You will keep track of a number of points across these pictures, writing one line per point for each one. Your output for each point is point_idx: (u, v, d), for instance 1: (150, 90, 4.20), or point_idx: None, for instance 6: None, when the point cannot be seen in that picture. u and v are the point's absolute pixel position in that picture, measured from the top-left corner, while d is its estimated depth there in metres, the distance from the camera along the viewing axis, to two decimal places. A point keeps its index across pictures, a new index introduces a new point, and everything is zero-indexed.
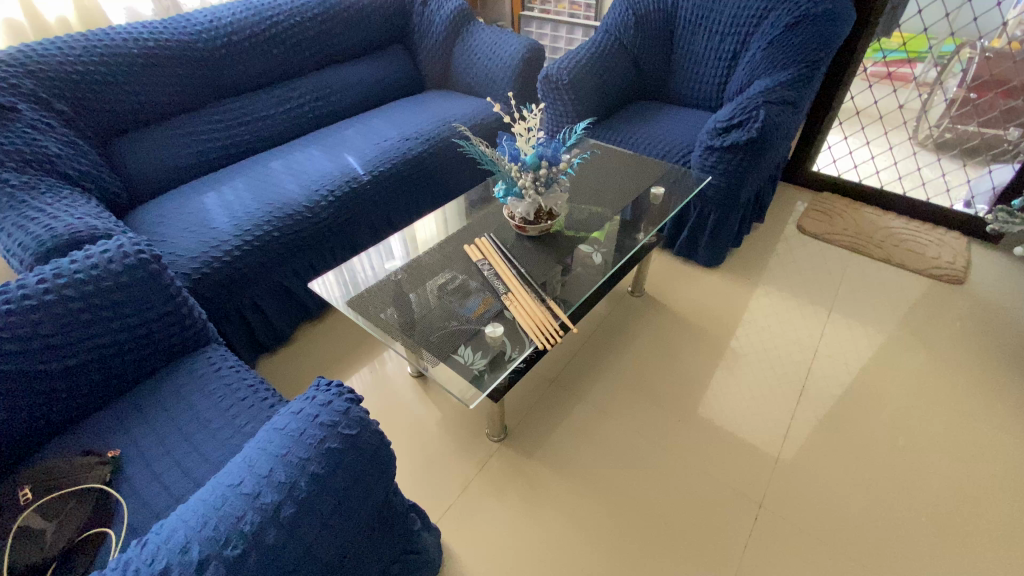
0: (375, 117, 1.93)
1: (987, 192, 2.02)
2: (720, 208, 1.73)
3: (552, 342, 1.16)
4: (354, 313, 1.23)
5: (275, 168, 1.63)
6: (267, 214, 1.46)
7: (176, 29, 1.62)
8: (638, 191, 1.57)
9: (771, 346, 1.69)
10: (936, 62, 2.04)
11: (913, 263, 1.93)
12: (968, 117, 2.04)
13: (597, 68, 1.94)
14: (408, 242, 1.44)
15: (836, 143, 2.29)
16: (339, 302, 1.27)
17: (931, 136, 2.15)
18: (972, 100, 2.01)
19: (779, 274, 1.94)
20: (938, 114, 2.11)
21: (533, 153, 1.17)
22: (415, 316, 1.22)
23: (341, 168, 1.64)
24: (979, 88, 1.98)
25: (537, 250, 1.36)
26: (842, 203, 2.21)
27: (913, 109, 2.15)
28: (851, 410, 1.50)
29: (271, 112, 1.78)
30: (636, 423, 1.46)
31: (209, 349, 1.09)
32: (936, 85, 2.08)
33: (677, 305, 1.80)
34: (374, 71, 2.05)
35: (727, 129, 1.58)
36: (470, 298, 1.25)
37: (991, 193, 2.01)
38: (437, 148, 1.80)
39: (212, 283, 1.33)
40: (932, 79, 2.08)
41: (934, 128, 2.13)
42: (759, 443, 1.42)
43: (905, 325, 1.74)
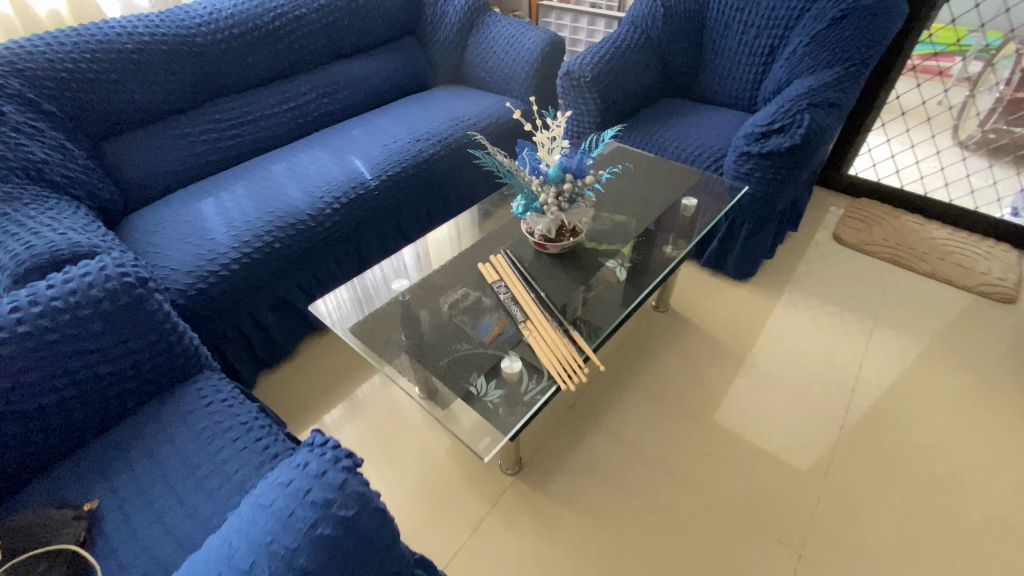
0: (383, 115, 1.82)
1: None
2: (753, 219, 1.60)
3: (576, 380, 1.03)
4: (355, 341, 1.13)
5: (277, 171, 1.54)
6: (269, 224, 1.37)
7: (173, 21, 1.51)
8: (668, 203, 1.45)
9: (807, 368, 1.55)
10: (977, 57, 1.90)
11: (961, 279, 1.78)
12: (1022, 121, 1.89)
13: (622, 64, 1.80)
14: (422, 256, 1.33)
15: (877, 146, 2.12)
16: (339, 328, 1.16)
17: (973, 137, 2.01)
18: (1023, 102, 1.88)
19: (815, 288, 1.81)
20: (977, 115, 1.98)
21: (557, 165, 1.05)
22: (424, 341, 1.13)
23: (347, 172, 1.54)
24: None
25: (557, 271, 1.24)
26: (882, 210, 2.06)
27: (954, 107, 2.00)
28: (898, 441, 1.37)
29: (274, 111, 1.68)
30: (660, 454, 1.35)
31: (201, 378, 1.00)
32: (980, 79, 1.93)
33: (703, 322, 1.69)
34: (384, 65, 1.94)
35: (766, 134, 1.45)
36: (483, 319, 1.17)
37: None
38: (450, 151, 1.68)
39: (208, 300, 1.25)
40: (973, 75, 1.94)
41: (977, 130, 1.99)
42: (796, 480, 1.30)
43: (955, 348, 1.60)
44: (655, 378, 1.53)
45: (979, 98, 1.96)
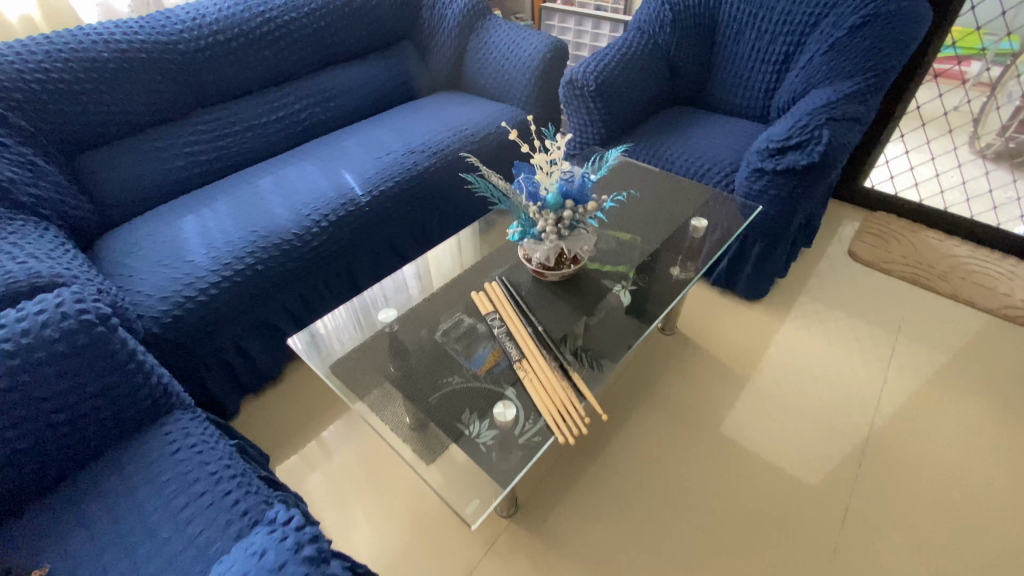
0: (376, 125, 1.74)
1: None
2: (766, 237, 1.51)
3: (577, 431, 0.95)
4: (335, 382, 1.05)
5: (263, 187, 1.46)
6: (251, 244, 1.29)
7: (153, 28, 1.45)
8: (677, 223, 1.36)
9: (822, 400, 1.47)
10: (994, 62, 1.80)
11: (983, 301, 1.69)
12: None
13: (627, 71, 1.71)
14: (422, 280, 1.25)
15: (895, 157, 2.03)
16: (320, 368, 1.08)
17: (992, 145, 1.93)
18: None
19: (830, 309, 1.72)
20: (995, 121, 1.89)
21: (556, 191, 0.97)
22: (412, 378, 1.04)
23: (336, 187, 1.46)
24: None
25: (556, 301, 1.15)
26: (899, 225, 1.97)
27: (970, 113, 1.92)
28: (914, 484, 1.30)
29: (261, 121, 1.61)
30: (665, 493, 1.27)
31: (170, 420, 0.93)
32: (999, 86, 1.84)
33: (712, 346, 1.60)
34: (379, 72, 1.86)
35: (782, 150, 1.36)
36: (476, 354, 1.08)
37: None
38: (446, 163, 1.60)
39: (184, 328, 1.18)
40: (991, 80, 1.84)
41: (996, 137, 1.91)
42: (809, 524, 1.22)
43: (977, 378, 1.52)
44: (661, 407, 1.45)
45: (1000, 105, 1.87)
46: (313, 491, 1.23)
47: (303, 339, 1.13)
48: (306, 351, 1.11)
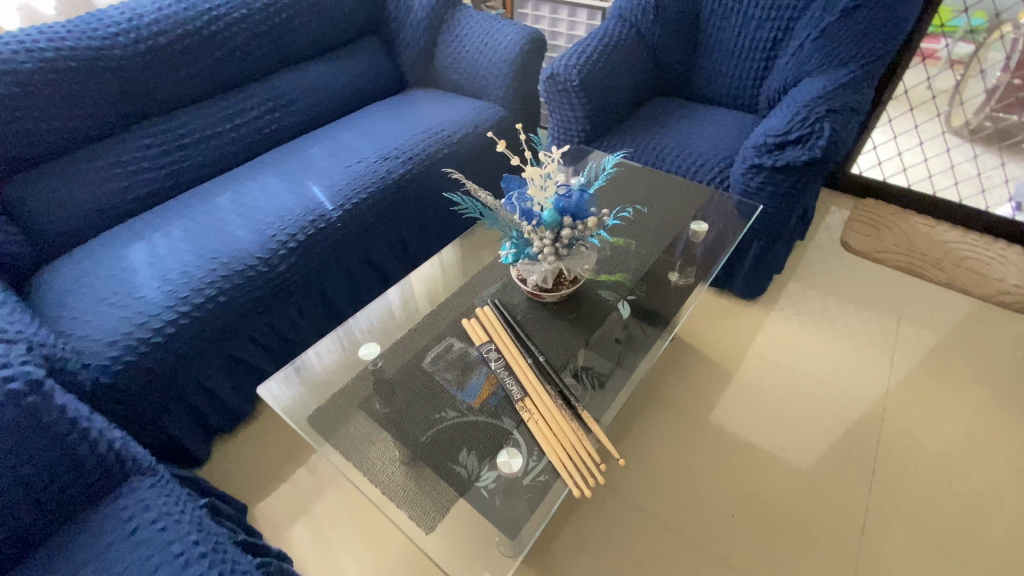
0: (344, 129, 1.61)
1: None
2: (765, 234, 1.44)
3: (591, 474, 0.87)
4: (314, 436, 0.94)
5: (222, 206, 1.33)
6: (210, 272, 1.16)
7: (84, 32, 1.29)
8: (677, 229, 1.27)
9: (828, 403, 1.42)
10: (966, 39, 1.79)
11: (978, 288, 1.67)
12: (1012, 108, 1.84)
13: (610, 63, 1.62)
14: (407, 308, 1.14)
15: (883, 143, 2.01)
16: (295, 419, 0.97)
17: (967, 125, 1.93)
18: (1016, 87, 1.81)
19: (826, 303, 1.67)
20: (975, 102, 1.89)
21: (551, 209, 0.87)
22: (402, 423, 0.93)
23: (303, 202, 1.33)
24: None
25: (555, 324, 1.06)
26: (888, 212, 1.94)
27: (946, 90, 1.89)
28: (932, 488, 1.25)
29: (215, 131, 1.47)
30: (676, 519, 1.20)
31: (126, 490, 0.85)
32: (970, 64, 1.84)
33: (711, 350, 1.54)
34: (343, 71, 1.72)
35: (781, 145, 1.28)
36: (470, 385, 0.98)
37: None
38: (422, 169, 1.48)
39: (139, 374, 1.05)
40: (966, 57, 1.82)
41: (972, 117, 1.91)
42: (825, 538, 1.17)
43: (979, 368, 1.48)
44: (665, 421, 1.38)
45: (975, 81, 1.87)
46: (297, 542, 1.12)
47: (272, 389, 1.01)
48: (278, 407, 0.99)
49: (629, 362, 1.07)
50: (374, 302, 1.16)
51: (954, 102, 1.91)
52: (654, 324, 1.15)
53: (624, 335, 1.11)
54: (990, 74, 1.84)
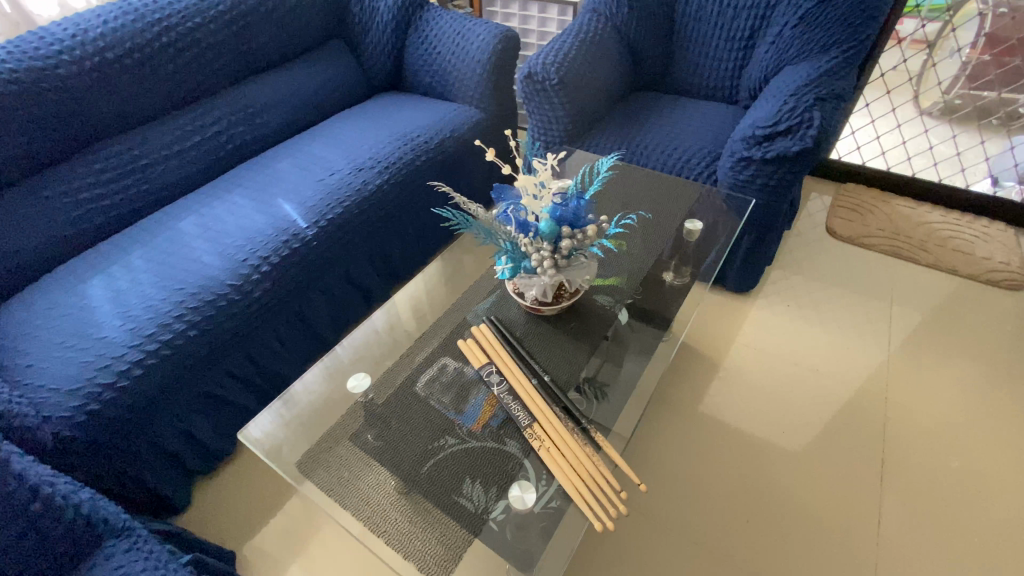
0: (312, 140, 1.52)
1: (1010, 169, 1.89)
2: (759, 226, 1.41)
3: (610, 501, 0.81)
4: (307, 482, 0.87)
5: (186, 232, 1.23)
6: (178, 305, 1.07)
7: (23, 50, 1.19)
8: (671, 228, 1.24)
9: (835, 393, 1.39)
10: (928, 18, 1.81)
11: (966, 267, 1.68)
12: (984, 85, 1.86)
13: (588, 59, 1.57)
14: (397, 332, 1.07)
15: (862, 127, 2.05)
16: (283, 466, 0.89)
17: (939, 103, 1.94)
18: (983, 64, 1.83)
19: (818, 290, 1.66)
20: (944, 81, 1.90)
21: (549, 218, 0.82)
22: (401, 457, 0.86)
23: (275, 221, 1.24)
24: (998, 51, 1.79)
25: (557, 338, 1.01)
26: (869, 196, 1.95)
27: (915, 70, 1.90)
28: (949, 473, 1.23)
29: (174, 150, 1.38)
30: (691, 527, 1.16)
31: (103, 551, 0.80)
32: (938, 44, 1.85)
33: (709, 348, 1.51)
34: (309, 79, 1.64)
35: (770, 136, 1.24)
36: (469, 407, 0.92)
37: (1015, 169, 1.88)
38: (401, 179, 1.41)
39: (107, 424, 0.96)
40: (929, 37, 1.84)
41: (943, 96, 1.92)
42: (845, 534, 1.14)
43: (976, 346, 1.48)
44: (670, 425, 1.34)
45: (941, 63, 1.88)
46: None
47: (254, 436, 0.92)
48: (264, 455, 0.90)
49: (615, 359, 1.06)
50: (360, 327, 1.08)
51: (920, 87, 1.93)
52: (651, 324, 1.12)
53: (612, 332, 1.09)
54: (957, 54, 1.86)
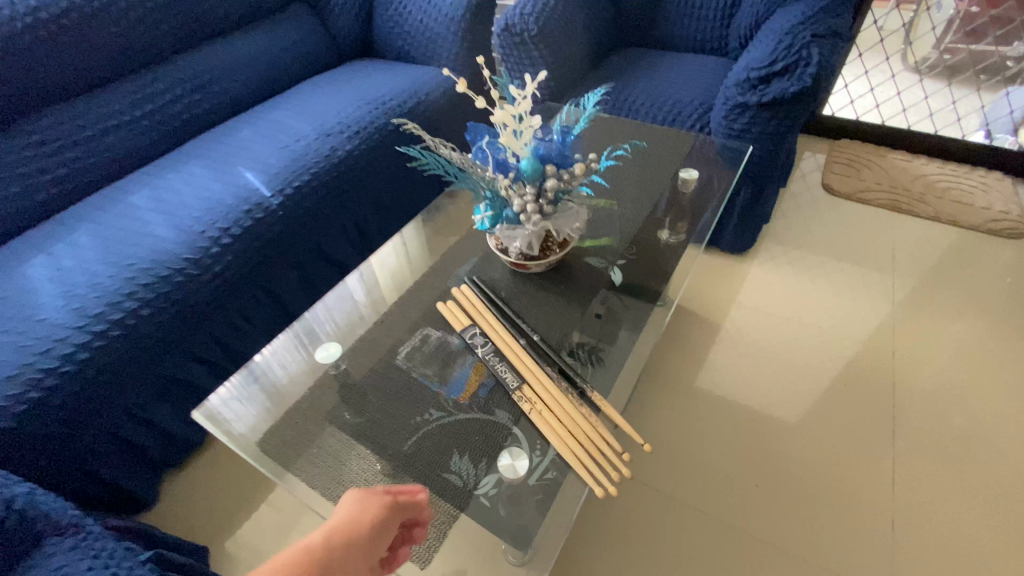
0: (277, 107, 1.41)
1: (1005, 118, 1.82)
2: (755, 179, 1.34)
3: (613, 466, 0.74)
4: (275, 469, 0.78)
5: (139, 204, 1.13)
6: (128, 282, 0.97)
7: None
8: (664, 181, 1.16)
9: (839, 351, 1.33)
10: None
11: (966, 218, 1.62)
12: (972, 36, 1.85)
13: (570, 10, 1.47)
14: (370, 298, 0.97)
15: (853, 82, 1.99)
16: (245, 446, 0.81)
17: (929, 59, 1.92)
18: (974, 15, 1.81)
19: (816, 249, 1.60)
20: (932, 38, 1.89)
21: (530, 155, 0.73)
22: (379, 430, 0.78)
23: (234, 191, 1.14)
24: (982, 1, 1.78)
25: (546, 298, 0.93)
26: (864, 151, 1.89)
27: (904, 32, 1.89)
28: (959, 426, 1.17)
29: (123, 120, 1.27)
30: (695, 494, 1.10)
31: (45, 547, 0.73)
32: None
33: (707, 312, 1.44)
34: (270, 43, 1.52)
35: (765, 79, 1.16)
36: (454, 375, 0.83)
37: (1009, 118, 1.81)
38: (373, 143, 1.31)
39: (53, 413, 0.87)
40: None
41: (933, 51, 1.91)
42: (858, 495, 1.08)
43: (981, 297, 1.43)
44: (669, 391, 1.27)
45: (930, 14, 1.85)
46: None
47: (209, 417, 0.82)
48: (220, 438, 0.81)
49: (608, 337, 0.93)
50: (330, 292, 0.97)
51: (909, 39, 1.91)
52: (639, 297, 1.00)
53: (603, 308, 0.96)
54: (945, 6, 1.83)
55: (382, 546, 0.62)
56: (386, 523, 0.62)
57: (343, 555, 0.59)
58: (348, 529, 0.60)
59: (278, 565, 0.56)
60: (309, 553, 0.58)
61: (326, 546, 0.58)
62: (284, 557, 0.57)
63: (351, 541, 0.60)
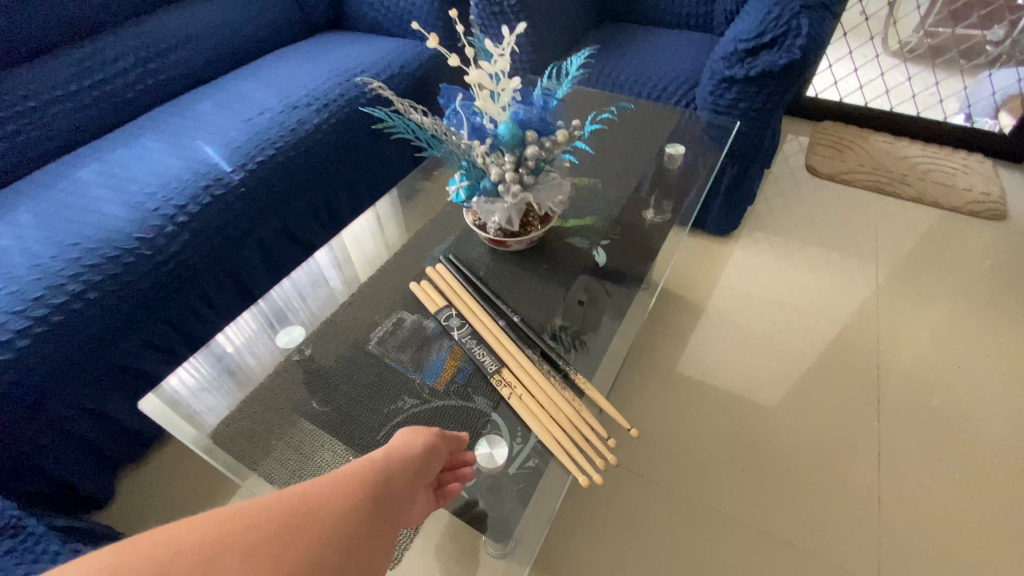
0: (240, 79, 1.33)
1: (986, 100, 1.81)
2: (741, 157, 1.31)
3: (598, 451, 0.69)
4: (235, 470, 0.72)
5: (87, 180, 1.04)
6: (72, 264, 0.89)
7: None
8: (650, 157, 1.11)
9: (824, 332, 1.32)
10: None
11: (948, 199, 1.62)
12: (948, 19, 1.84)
13: None
14: (341, 278, 0.91)
15: (838, 61, 1.98)
16: (198, 434, 0.74)
17: (909, 43, 1.91)
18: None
19: (801, 231, 1.58)
20: (913, 21, 1.88)
21: (509, 120, 0.67)
22: (348, 418, 0.72)
23: (192, 166, 1.06)
24: None
25: (527, 278, 0.88)
26: (847, 133, 1.88)
27: (885, 14, 1.88)
28: (944, 406, 1.17)
29: (70, 90, 1.17)
30: (682, 480, 1.07)
31: None
32: None
33: (692, 294, 1.41)
34: (233, 11, 1.43)
35: (753, 51, 1.12)
36: (429, 360, 0.78)
37: (990, 100, 1.81)
38: (343, 117, 1.24)
39: None
40: None
41: (912, 35, 1.90)
42: (844, 478, 1.07)
43: (963, 278, 1.43)
44: (655, 375, 1.24)
45: None
46: None
47: (160, 394, 0.77)
48: (168, 420, 0.75)
49: (591, 323, 0.88)
50: (298, 271, 0.91)
51: (892, 19, 1.88)
52: (623, 282, 0.95)
53: (585, 295, 0.90)
54: None
55: (434, 473, 0.56)
56: (439, 450, 0.57)
57: (409, 471, 0.51)
58: (408, 448, 0.53)
59: (350, 470, 0.46)
60: (377, 464, 0.49)
61: (391, 460, 0.50)
62: (350, 466, 0.47)
63: (415, 459, 0.53)
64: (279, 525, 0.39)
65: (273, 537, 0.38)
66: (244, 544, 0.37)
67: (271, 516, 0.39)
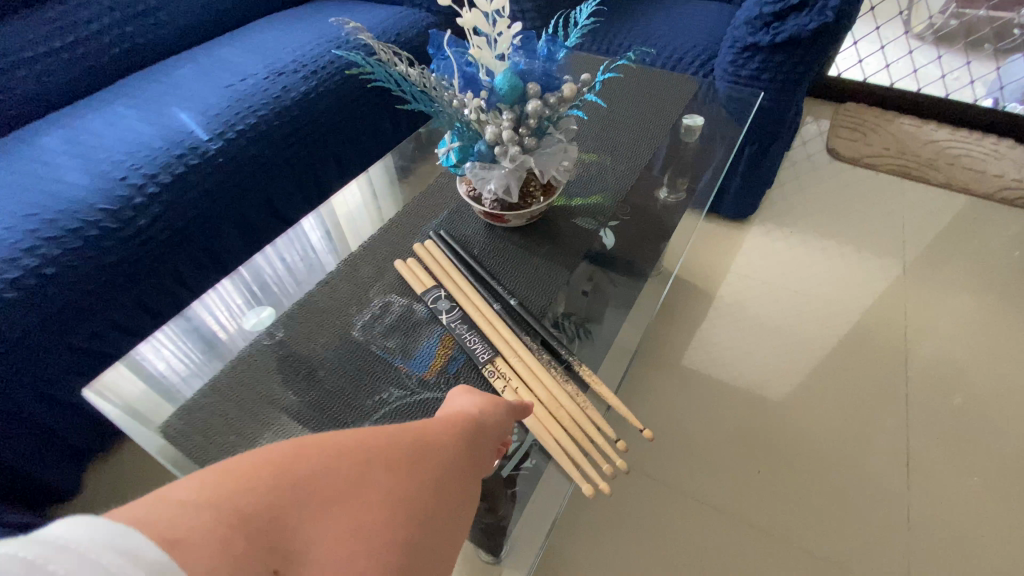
0: (224, 44, 1.24)
1: (1019, 82, 1.70)
2: (762, 135, 1.22)
3: (604, 455, 0.61)
4: (189, 470, 0.61)
5: (51, 147, 0.96)
6: (27, 235, 0.81)
7: None
8: (667, 128, 1.02)
9: (847, 324, 1.23)
10: None
11: (979, 186, 1.52)
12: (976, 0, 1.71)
13: None
14: (326, 252, 0.84)
15: (864, 37, 1.86)
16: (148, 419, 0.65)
17: (931, 27, 1.80)
18: None
19: (821, 217, 1.49)
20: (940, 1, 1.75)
21: (507, 70, 0.58)
22: (326, 409, 0.63)
23: (165, 133, 0.98)
24: None
25: (527, 258, 0.79)
26: (871, 115, 1.78)
27: None
28: (978, 405, 1.08)
29: (40, 52, 1.08)
30: (693, 481, 0.99)
31: None
32: None
33: (705, 283, 1.33)
34: None
35: (781, 15, 1.03)
36: (420, 346, 0.70)
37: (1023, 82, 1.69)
38: (332, 85, 1.15)
39: None
40: None
41: (937, 17, 1.78)
42: (871, 481, 0.98)
43: (996, 269, 1.33)
44: (664, 368, 1.16)
45: None
46: None
47: (135, 369, 0.70)
48: (135, 400, 0.67)
49: (595, 314, 0.81)
50: (278, 246, 0.84)
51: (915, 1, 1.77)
52: (630, 270, 0.87)
53: (590, 285, 0.83)
54: None
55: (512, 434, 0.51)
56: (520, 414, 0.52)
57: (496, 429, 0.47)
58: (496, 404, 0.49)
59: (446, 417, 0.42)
60: (472, 415, 0.45)
61: (483, 415, 0.46)
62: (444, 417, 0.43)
63: (502, 417, 0.48)
64: (403, 460, 0.35)
65: (393, 471, 0.34)
66: (379, 473, 0.33)
67: (395, 450, 0.35)
